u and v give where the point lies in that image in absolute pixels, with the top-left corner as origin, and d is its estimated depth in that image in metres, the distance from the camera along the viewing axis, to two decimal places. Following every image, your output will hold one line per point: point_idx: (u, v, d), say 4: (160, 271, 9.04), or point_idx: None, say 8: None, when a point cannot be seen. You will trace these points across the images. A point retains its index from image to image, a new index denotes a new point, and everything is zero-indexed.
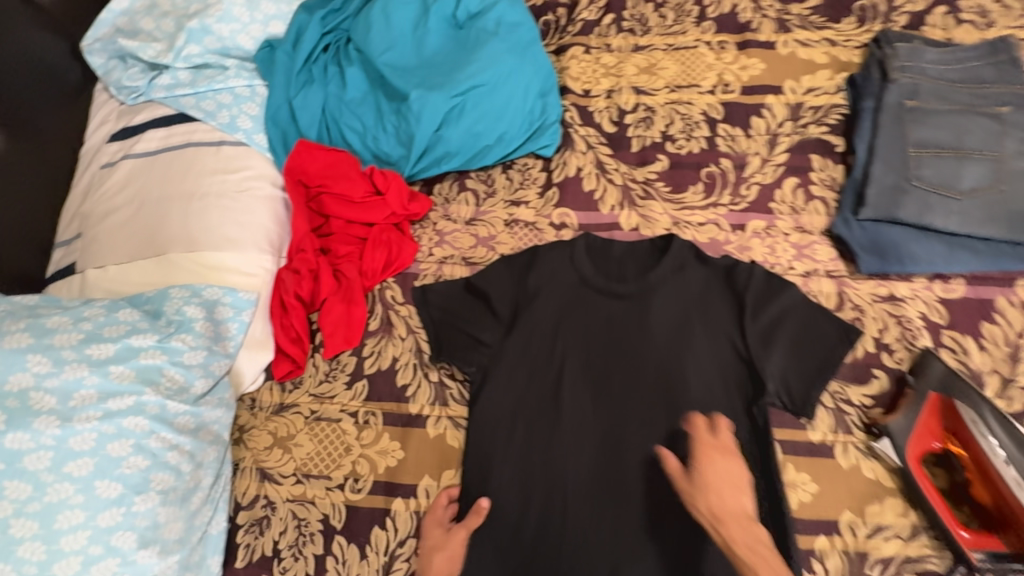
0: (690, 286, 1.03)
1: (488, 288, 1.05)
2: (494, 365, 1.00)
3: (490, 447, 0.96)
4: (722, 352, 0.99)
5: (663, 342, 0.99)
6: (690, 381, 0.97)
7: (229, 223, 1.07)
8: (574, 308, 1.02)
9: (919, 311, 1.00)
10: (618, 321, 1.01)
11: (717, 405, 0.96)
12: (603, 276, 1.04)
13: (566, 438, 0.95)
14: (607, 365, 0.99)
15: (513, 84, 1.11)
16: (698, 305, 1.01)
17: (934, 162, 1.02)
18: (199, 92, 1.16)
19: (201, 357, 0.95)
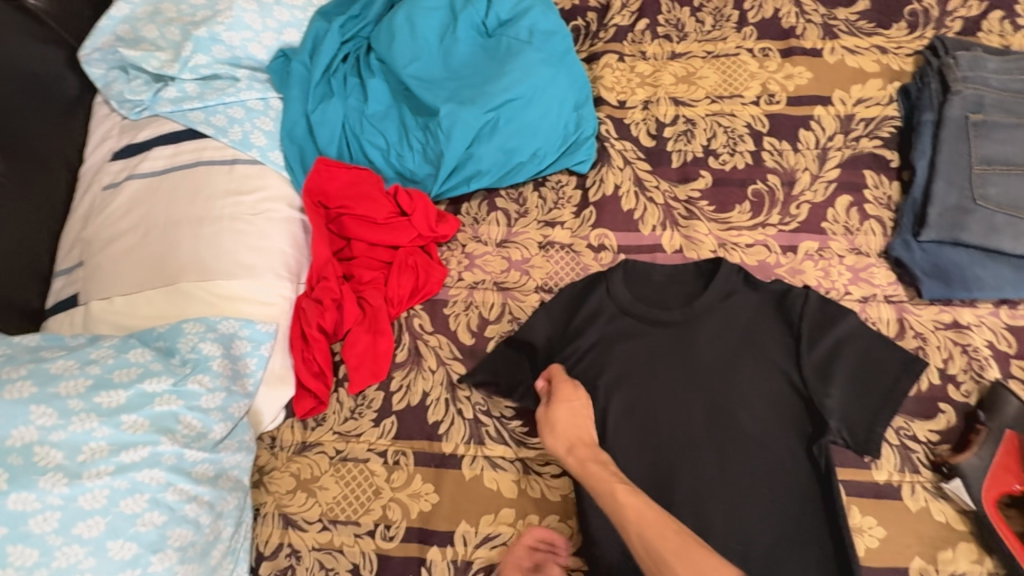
0: (738, 314, 0.95)
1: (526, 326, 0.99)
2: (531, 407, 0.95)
3: None
4: (774, 385, 0.92)
5: (715, 378, 0.92)
6: (744, 420, 0.90)
7: (244, 250, 0.99)
8: (615, 341, 0.95)
9: (986, 339, 0.94)
10: (662, 353, 0.94)
11: (772, 445, 0.89)
12: (644, 305, 0.97)
13: None
14: (655, 403, 0.91)
15: (549, 97, 1.04)
16: (749, 336, 0.94)
17: (1001, 180, 0.96)
18: (208, 106, 1.07)
19: (220, 399, 0.87)
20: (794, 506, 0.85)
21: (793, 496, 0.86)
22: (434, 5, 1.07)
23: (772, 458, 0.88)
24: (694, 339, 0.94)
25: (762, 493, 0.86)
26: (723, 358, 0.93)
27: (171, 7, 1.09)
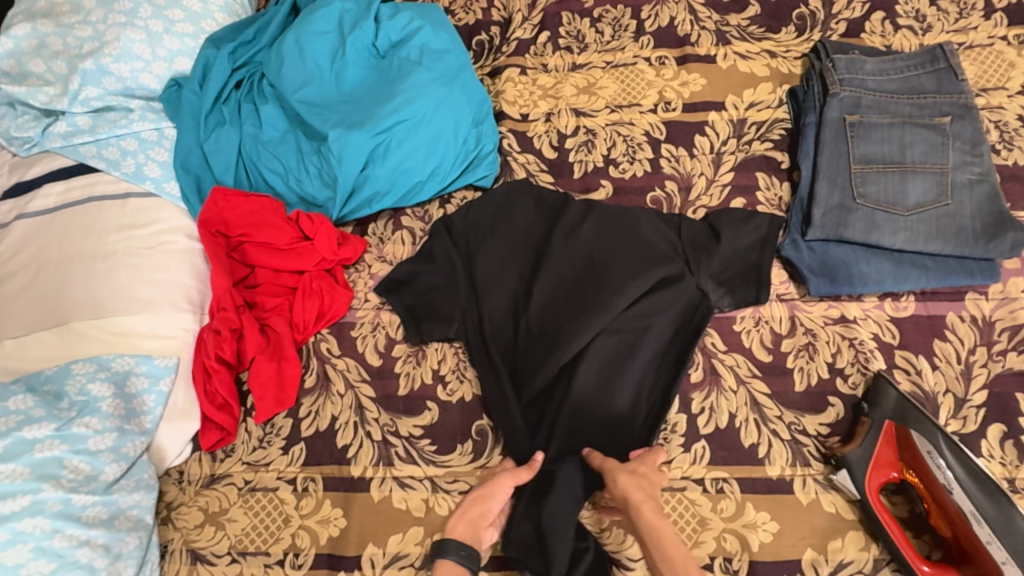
0: (522, 230, 1.06)
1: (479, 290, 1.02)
2: (496, 269, 1.03)
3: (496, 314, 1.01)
4: (608, 266, 1.00)
5: (630, 352, 0.96)
6: (585, 259, 1.02)
7: (138, 285, 0.98)
8: (504, 247, 1.05)
9: (871, 332, 0.98)
10: (522, 242, 1.05)
11: (580, 271, 1.01)
12: (487, 231, 1.06)
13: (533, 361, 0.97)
14: (493, 281, 1.02)
15: (443, 117, 1.05)
16: (692, 232, 1.03)
17: (879, 178, 0.99)
18: (100, 139, 1.06)
19: (110, 440, 0.87)
20: (623, 271, 0.99)
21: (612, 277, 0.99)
22: (323, 27, 1.07)
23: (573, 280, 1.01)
24: (638, 237, 1.02)
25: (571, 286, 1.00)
26: (658, 256, 1.00)
27: (56, 39, 1.06)
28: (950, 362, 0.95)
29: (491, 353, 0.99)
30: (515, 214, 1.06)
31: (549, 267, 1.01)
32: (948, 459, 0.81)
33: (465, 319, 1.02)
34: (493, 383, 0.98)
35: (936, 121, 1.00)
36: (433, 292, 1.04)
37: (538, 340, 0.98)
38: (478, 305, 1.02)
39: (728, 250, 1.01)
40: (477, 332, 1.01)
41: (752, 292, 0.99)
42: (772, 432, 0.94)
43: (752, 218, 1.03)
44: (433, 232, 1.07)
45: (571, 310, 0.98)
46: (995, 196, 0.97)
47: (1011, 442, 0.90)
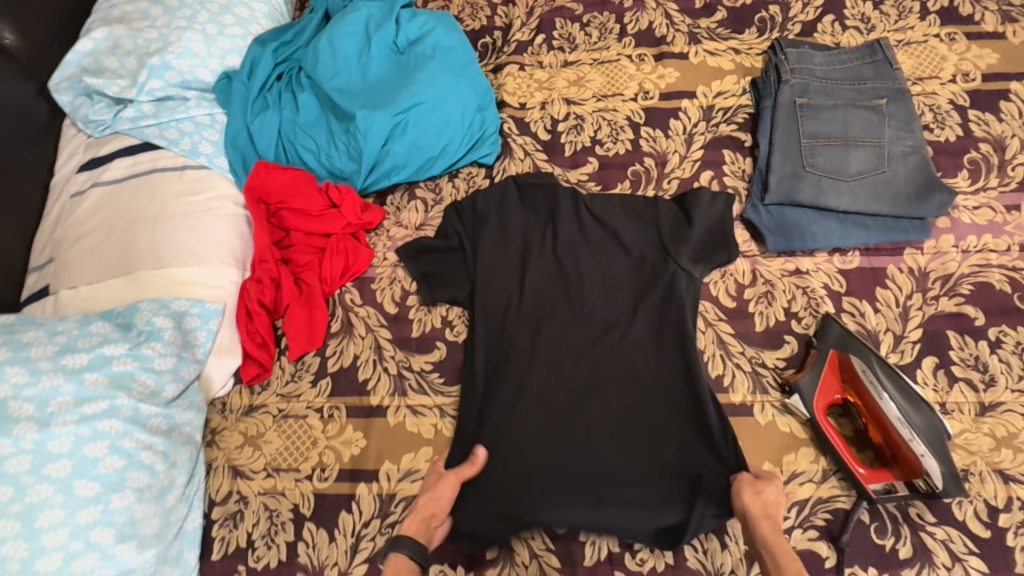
0: (516, 224, 1.19)
1: (476, 275, 1.15)
2: (490, 257, 1.16)
3: (488, 299, 1.14)
4: (587, 259, 1.15)
5: (643, 341, 1.08)
6: (568, 253, 1.15)
7: (193, 241, 1.16)
8: (499, 240, 1.18)
9: (822, 282, 1.12)
10: (516, 236, 1.18)
11: (563, 265, 1.15)
12: (486, 223, 1.19)
13: (518, 342, 1.10)
14: (488, 270, 1.16)
15: (452, 102, 1.23)
16: (667, 218, 1.16)
17: (826, 150, 1.16)
18: (162, 122, 1.25)
19: (171, 363, 1.03)
20: (601, 264, 1.14)
21: (592, 269, 1.14)
22: (352, 29, 1.27)
23: (557, 272, 1.14)
24: (618, 231, 1.16)
25: (555, 277, 1.14)
26: (634, 251, 1.14)
27: (128, 41, 1.26)
28: (890, 306, 1.09)
29: (479, 331, 1.12)
30: (504, 211, 1.20)
31: (550, 268, 1.15)
32: (891, 392, 0.94)
33: (482, 323, 1.13)
34: (482, 361, 1.10)
35: (874, 103, 1.17)
36: (445, 266, 1.19)
37: (524, 324, 1.11)
38: (479, 295, 1.14)
39: (700, 226, 1.14)
40: (495, 335, 1.12)
41: (723, 254, 1.13)
42: (735, 365, 1.08)
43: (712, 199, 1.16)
44: (446, 215, 1.22)
45: (580, 310, 1.11)
46: (925, 165, 1.13)
47: (943, 372, 1.04)
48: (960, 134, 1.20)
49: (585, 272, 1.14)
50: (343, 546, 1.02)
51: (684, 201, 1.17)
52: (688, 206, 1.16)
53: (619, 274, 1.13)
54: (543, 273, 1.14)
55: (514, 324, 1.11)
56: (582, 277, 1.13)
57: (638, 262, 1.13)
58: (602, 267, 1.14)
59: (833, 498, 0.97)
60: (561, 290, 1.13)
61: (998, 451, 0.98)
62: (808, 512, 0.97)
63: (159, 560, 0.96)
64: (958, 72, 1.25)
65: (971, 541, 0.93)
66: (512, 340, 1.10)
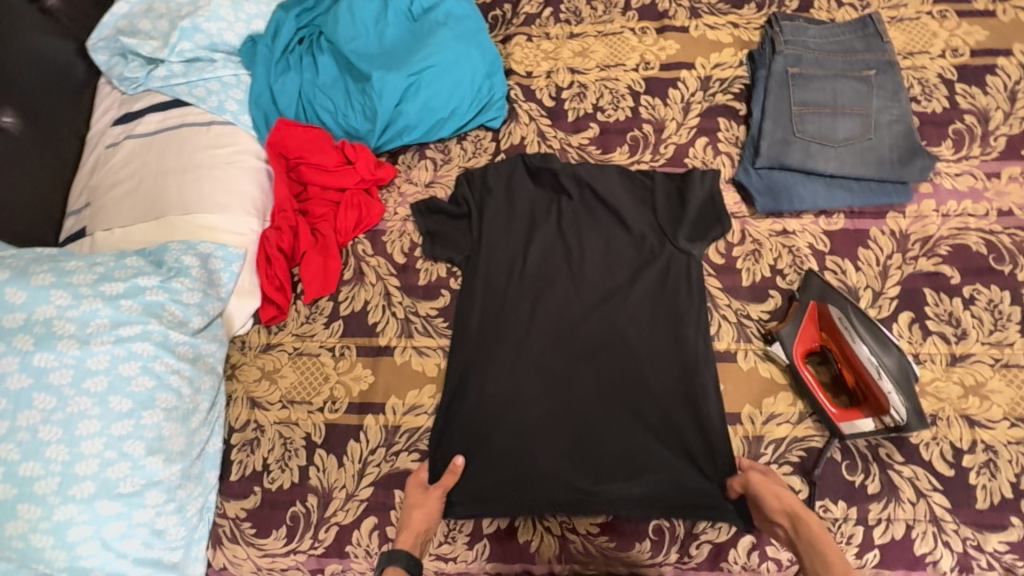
0: (523, 198, 1.25)
1: (481, 245, 1.22)
2: (495, 228, 1.23)
3: (492, 266, 1.21)
4: (587, 235, 1.21)
5: (641, 315, 1.14)
6: (570, 228, 1.22)
7: (219, 190, 1.25)
8: (505, 213, 1.24)
9: (807, 241, 1.19)
10: (522, 209, 1.24)
11: (564, 239, 1.21)
12: (494, 196, 1.25)
13: (518, 308, 1.17)
14: (493, 241, 1.22)
15: (462, 66, 1.30)
16: (664, 197, 1.22)
17: (815, 118, 1.22)
18: (191, 81, 1.34)
19: (198, 297, 1.11)
20: (601, 239, 1.21)
21: (592, 243, 1.20)
22: None
23: (559, 245, 1.21)
24: (620, 209, 1.21)
25: (556, 251, 1.21)
26: (633, 228, 1.20)
27: (162, 5, 1.36)
28: (871, 265, 1.15)
29: (481, 296, 1.19)
30: (513, 185, 1.26)
31: (553, 243, 1.22)
32: (866, 340, 1.01)
33: (485, 293, 1.19)
34: (482, 324, 1.17)
35: (864, 74, 1.23)
36: (451, 226, 1.26)
37: (524, 292, 1.18)
38: (483, 263, 1.21)
39: (693, 203, 1.20)
40: (497, 302, 1.18)
41: (717, 228, 1.19)
42: (722, 316, 1.15)
43: (701, 178, 1.22)
44: (457, 183, 1.29)
45: (581, 283, 1.17)
46: (910, 132, 1.19)
47: (918, 325, 1.10)
48: (947, 106, 1.25)
49: (585, 245, 1.20)
50: (350, 471, 1.11)
51: (680, 181, 1.23)
52: (683, 187, 1.22)
53: (618, 250, 1.19)
54: (545, 246, 1.21)
55: (515, 292, 1.18)
56: (581, 251, 1.20)
57: (635, 239, 1.20)
58: (602, 242, 1.20)
59: (808, 437, 1.04)
60: (561, 262, 1.20)
61: (967, 398, 1.04)
62: (784, 449, 1.04)
63: (183, 475, 1.05)
64: (947, 47, 1.30)
65: (937, 478, 0.99)
66: (513, 307, 1.17)
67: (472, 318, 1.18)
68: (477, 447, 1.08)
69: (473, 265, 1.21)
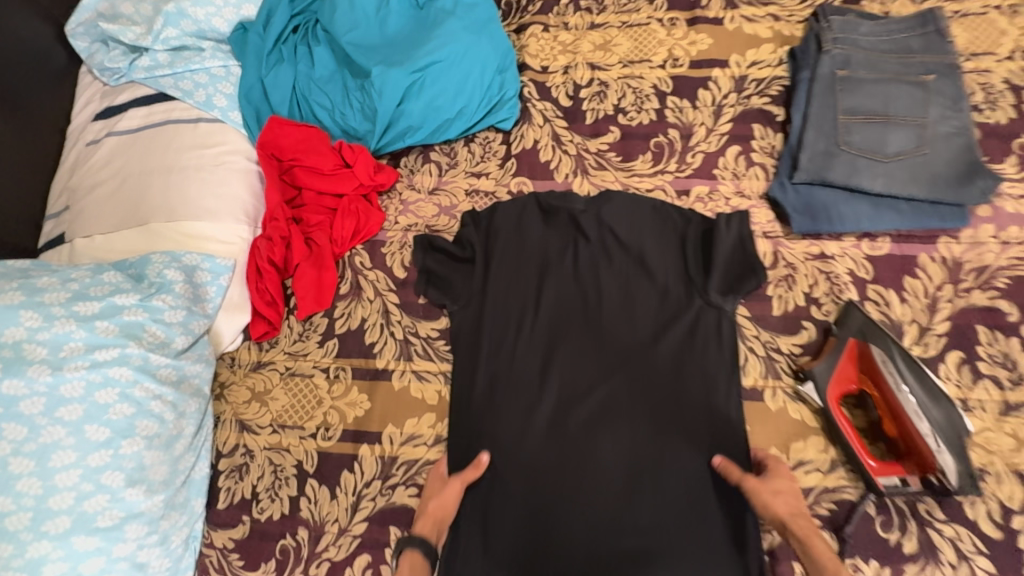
0: (533, 239, 1.13)
1: (486, 291, 1.11)
2: (504, 273, 1.12)
3: (499, 317, 1.10)
4: (605, 283, 1.10)
5: (664, 378, 1.03)
6: (587, 275, 1.11)
7: (206, 195, 1.15)
8: (515, 256, 1.13)
9: (847, 267, 1.08)
10: (533, 252, 1.13)
11: (580, 288, 1.10)
12: (501, 236, 1.14)
13: (527, 365, 1.07)
14: (501, 287, 1.11)
15: (470, 60, 1.18)
16: (691, 243, 1.09)
17: (863, 128, 1.09)
18: (177, 72, 1.23)
19: (181, 315, 1.03)
20: (621, 288, 1.09)
21: (610, 294, 1.09)
22: None
23: (574, 294, 1.10)
24: (642, 255, 1.10)
25: (571, 300, 1.10)
26: (658, 278, 1.08)
27: None
28: (918, 296, 1.04)
29: (486, 351, 1.08)
30: (522, 225, 1.14)
31: (568, 291, 1.10)
32: (910, 384, 0.91)
33: (491, 347, 1.08)
34: (488, 383, 1.07)
35: (921, 79, 1.09)
36: (451, 268, 1.14)
37: (535, 349, 1.08)
38: (489, 313, 1.10)
39: (723, 252, 1.07)
40: (505, 359, 1.08)
41: (751, 282, 1.05)
42: (749, 348, 1.05)
43: (733, 223, 1.08)
44: (462, 223, 1.16)
45: (600, 339, 1.07)
46: (970, 147, 1.06)
47: (968, 367, 0.99)
48: (1013, 117, 1.11)
49: (603, 296, 1.09)
50: (344, 504, 1.04)
51: (706, 228, 1.10)
52: (710, 234, 1.09)
53: (640, 303, 1.08)
54: (559, 296, 1.10)
55: (525, 347, 1.08)
56: (597, 302, 1.09)
57: (661, 290, 1.08)
58: (622, 293, 1.09)
59: (840, 488, 0.95)
60: (575, 315, 1.09)
61: (1019, 452, 0.94)
62: (813, 500, 0.95)
63: (167, 505, 0.99)
64: (1017, 48, 1.16)
65: (982, 541, 0.90)
66: (522, 362, 1.07)
67: (476, 375, 1.07)
68: (483, 522, 0.99)
69: (478, 315, 1.10)
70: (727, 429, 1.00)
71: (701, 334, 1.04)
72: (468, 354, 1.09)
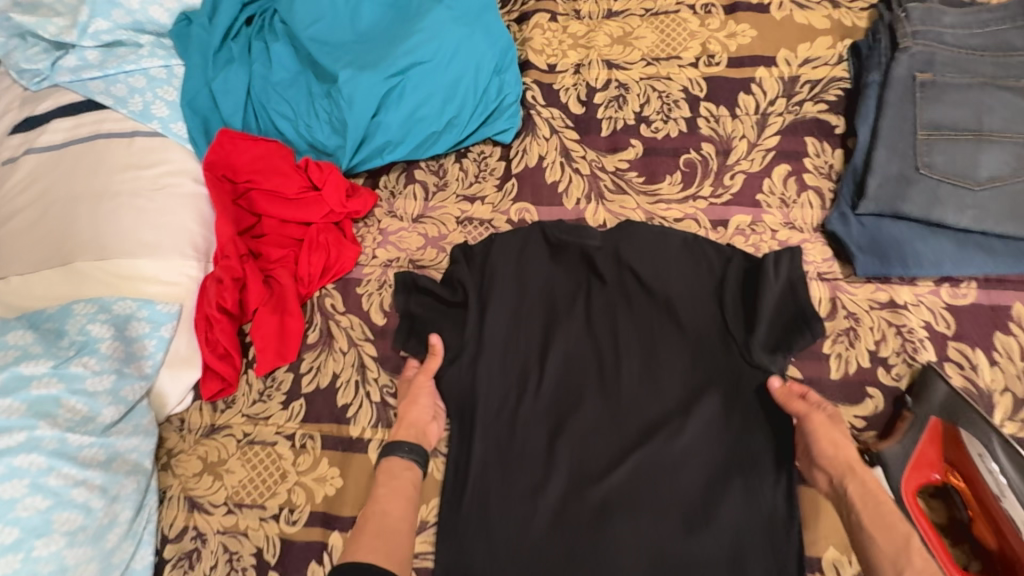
0: (539, 280, 0.94)
1: (481, 345, 0.91)
2: (503, 322, 0.92)
3: (496, 376, 0.90)
4: (625, 335, 0.90)
5: (698, 456, 0.84)
6: (603, 325, 0.91)
7: (143, 227, 0.96)
8: (516, 301, 0.93)
9: (923, 320, 0.88)
10: (538, 295, 0.93)
11: (594, 341, 0.91)
12: (500, 277, 0.93)
13: (530, 436, 0.88)
14: (499, 339, 0.92)
15: (461, 60, 0.98)
16: (731, 287, 0.89)
17: (948, 147, 0.87)
18: (109, 75, 1.02)
19: (108, 382, 0.85)
20: (645, 342, 0.90)
21: (631, 350, 0.89)
22: None
23: (588, 349, 0.91)
24: (670, 302, 0.90)
25: (582, 356, 0.91)
26: (689, 331, 0.89)
27: None
28: (1012, 358, 0.84)
29: (480, 419, 0.89)
30: (525, 262, 0.94)
31: (580, 344, 0.91)
32: (1001, 463, 0.74)
33: (487, 415, 0.89)
34: (481, 459, 0.87)
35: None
36: (439, 314, 0.95)
37: (539, 415, 0.89)
38: (484, 372, 0.90)
39: (771, 300, 0.86)
40: (504, 429, 0.88)
41: (806, 338, 0.85)
42: None
43: (782, 265, 0.87)
44: (452, 259, 0.96)
45: (617, 406, 0.88)
46: None
47: None
48: None
49: (622, 351, 0.89)
50: None
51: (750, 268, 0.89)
52: (755, 275, 0.88)
53: (666, 361, 0.88)
54: (569, 351, 0.91)
55: (531, 414, 0.89)
56: (614, 359, 0.89)
57: (692, 345, 0.88)
58: (646, 348, 0.89)
59: None
60: (588, 374, 0.90)
61: None
62: None
63: None
64: None
65: None
66: (524, 431, 0.88)
67: (470, 450, 0.88)
68: None
69: (472, 374, 0.91)
70: (775, 524, 0.80)
71: (742, 400, 0.85)
72: (459, 423, 0.90)
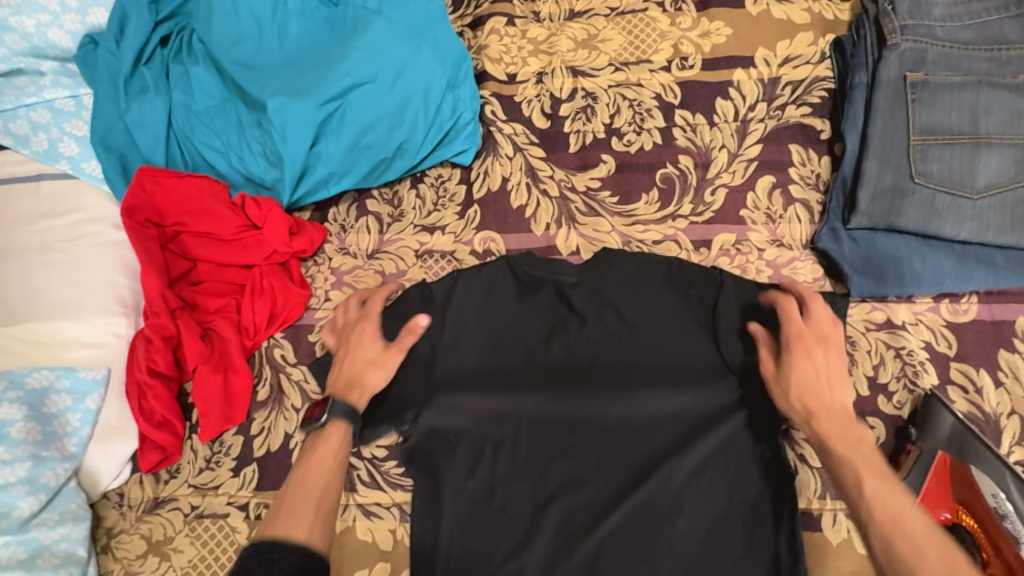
0: (511, 318, 0.83)
1: (448, 397, 0.80)
2: (471, 369, 0.81)
3: (467, 429, 0.80)
4: (609, 377, 0.80)
5: (697, 509, 0.74)
6: (585, 368, 0.81)
7: (58, 285, 0.85)
8: (486, 344, 0.82)
9: (923, 341, 0.81)
10: (511, 336, 0.83)
11: (576, 385, 0.80)
12: (467, 317, 0.83)
13: (510, 498, 0.77)
14: (469, 388, 0.80)
15: (407, 78, 0.88)
16: (723, 317, 0.79)
17: (944, 153, 0.80)
18: (6, 110, 0.91)
19: (24, 471, 0.76)
20: (632, 382, 0.80)
21: (618, 393, 0.79)
22: None
23: (569, 394, 0.80)
24: (654, 339, 0.81)
25: (562, 402, 0.80)
26: (677, 368, 0.79)
27: None
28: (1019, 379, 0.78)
29: (449, 482, 0.78)
30: (494, 299, 0.84)
31: (556, 391, 0.80)
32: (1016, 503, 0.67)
33: (458, 476, 0.78)
34: (454, 528, 0.76)
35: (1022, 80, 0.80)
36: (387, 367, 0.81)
37: (519, 473, 0.78)
38: (453, 427, 0.80)
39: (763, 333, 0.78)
40: (479, 490, 0.77)
41: None
42: (798, 456, 0.80)
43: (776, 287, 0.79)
44: (408, 295, 0.84)
45: (604, 451, 0.78)
46: None
47: None
48: None
49: (606, 395, 0.80)
50: None
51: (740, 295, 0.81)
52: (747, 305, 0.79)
53: (655, 403, 0.78)
54: (548, 400, 0.80)
55: (509, 472, 0.78)
56: (597, 403, 0.79)
57: (683, 384, 0.79)
58: (633, 391, 0.79)
59: None
60: (571, 422, 0.79)
61: None
62: None
63: None
64: None
65: None
66: (502, 491, 0.77)
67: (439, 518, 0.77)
68: None
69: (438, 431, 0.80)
70: None
71: (741, 443, 0.76)
72: (426, 484, 0.79)
